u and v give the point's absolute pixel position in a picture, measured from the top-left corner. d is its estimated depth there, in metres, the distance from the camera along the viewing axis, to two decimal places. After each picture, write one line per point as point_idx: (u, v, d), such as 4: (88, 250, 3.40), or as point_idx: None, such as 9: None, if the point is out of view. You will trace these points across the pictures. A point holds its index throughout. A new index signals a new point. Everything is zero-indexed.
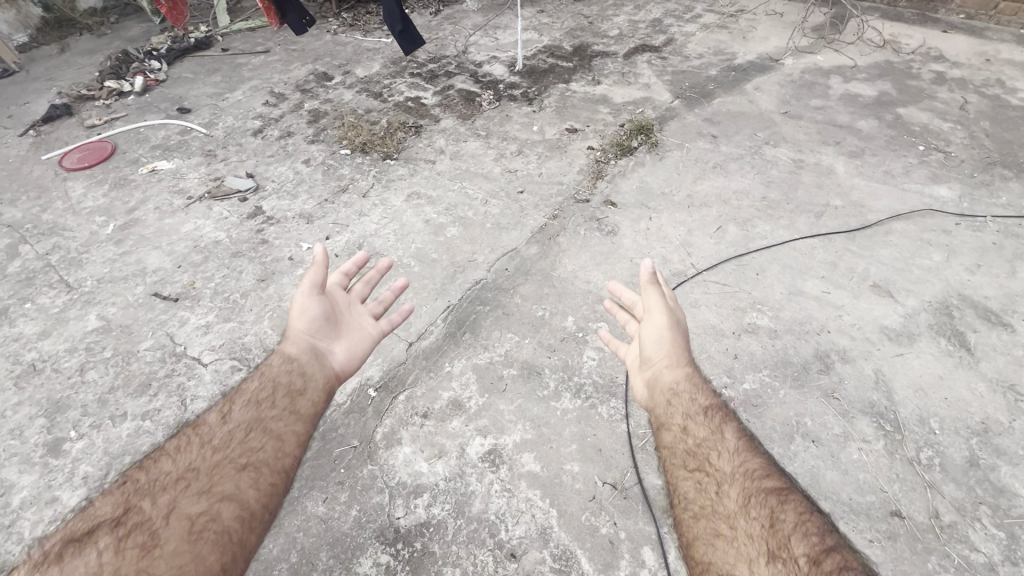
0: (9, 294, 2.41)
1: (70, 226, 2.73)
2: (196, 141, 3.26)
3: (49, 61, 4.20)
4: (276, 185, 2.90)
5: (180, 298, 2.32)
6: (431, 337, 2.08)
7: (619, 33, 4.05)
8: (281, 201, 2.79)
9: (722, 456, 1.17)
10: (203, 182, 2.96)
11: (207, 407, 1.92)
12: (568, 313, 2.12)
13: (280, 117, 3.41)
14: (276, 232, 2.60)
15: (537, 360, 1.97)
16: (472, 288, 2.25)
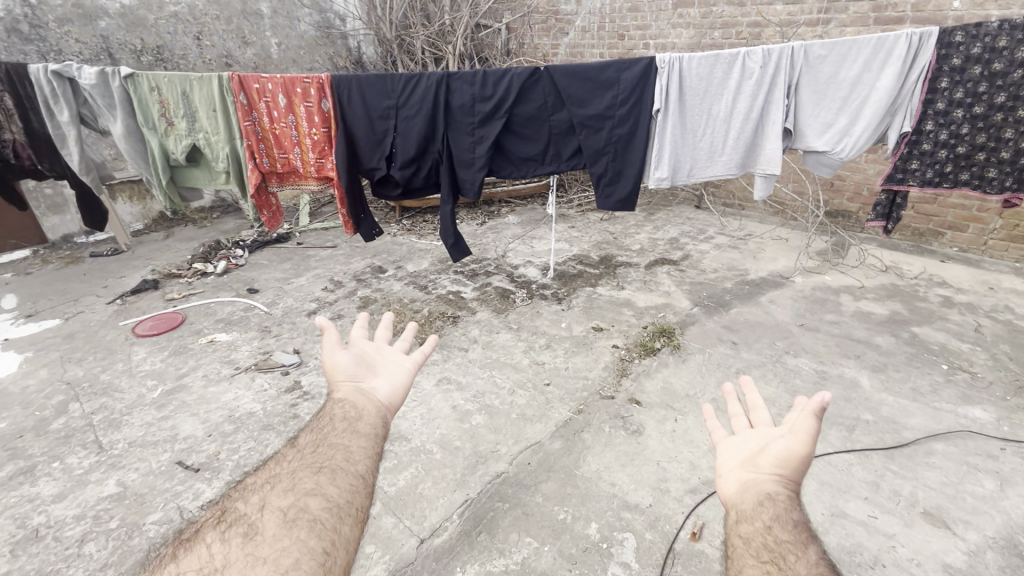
0: (43, 451, 2.47)
1: (122, 387, 2.91)
2: (256, 318, 3.61)
3: (153, 244, 4.98)
4: (318, 362, 3.11)
5: (201, 468, 2.33)
6: (444, 535, 1.96)
7: (641, 247, 4.59)
8: (320, 377, 2.95)
9: (793, 556, 0.83)
10: (253, 354, 3.20)
11: None
12: (591, 518, 2.00)
13: (334, 301, 3.80)
14: (309, 407, 2.70)
15: (556, 573, 1.80)
16: (492, 481, 2.19)
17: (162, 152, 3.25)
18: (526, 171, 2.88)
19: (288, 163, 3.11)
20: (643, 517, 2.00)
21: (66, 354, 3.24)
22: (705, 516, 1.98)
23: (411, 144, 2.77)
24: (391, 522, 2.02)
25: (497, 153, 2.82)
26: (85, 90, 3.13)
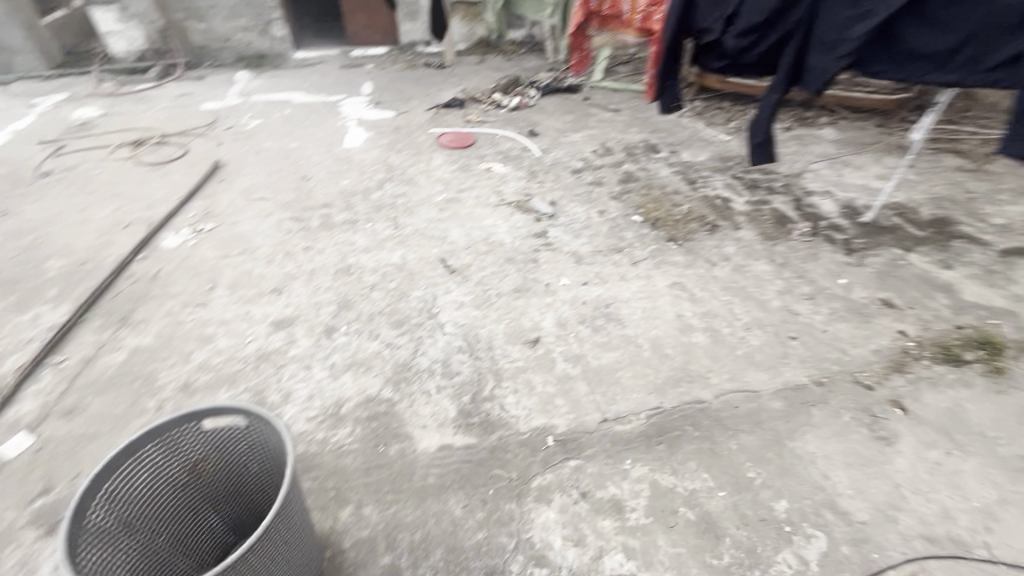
0: (364, 212, 3.22)
1: (420, 184, 3.52)
2: (528, 160, 3.85)
3: (469, 66, 5.52)
4: (568, 220, 3.21)
5: (456, 272, 2.76)
6: (627, 426, 1.95)
7: (1011, 223, 3.25)
8: (565, 235, 3.07)
9: None
10: (517, 192, 3.47)
11: (428, 366, 2.16)
12: (784, 495, 1.75)
13: (599, 167, 3.77)
14: (548, 258, 2.87)
15: (723, 522, 1.66)
16: (689, 405, 2.05)
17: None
18: (914, 73, 2.16)
19: (615, 6, 2.93)
20: (847, 528, 1.68)
21: (392, 144, 4.01)
22: (932, 572, 1.59)
23: (765, 8, 2.29)
24: (584, 390, 2.08)
25: (880, 39, 2.16)
26: None
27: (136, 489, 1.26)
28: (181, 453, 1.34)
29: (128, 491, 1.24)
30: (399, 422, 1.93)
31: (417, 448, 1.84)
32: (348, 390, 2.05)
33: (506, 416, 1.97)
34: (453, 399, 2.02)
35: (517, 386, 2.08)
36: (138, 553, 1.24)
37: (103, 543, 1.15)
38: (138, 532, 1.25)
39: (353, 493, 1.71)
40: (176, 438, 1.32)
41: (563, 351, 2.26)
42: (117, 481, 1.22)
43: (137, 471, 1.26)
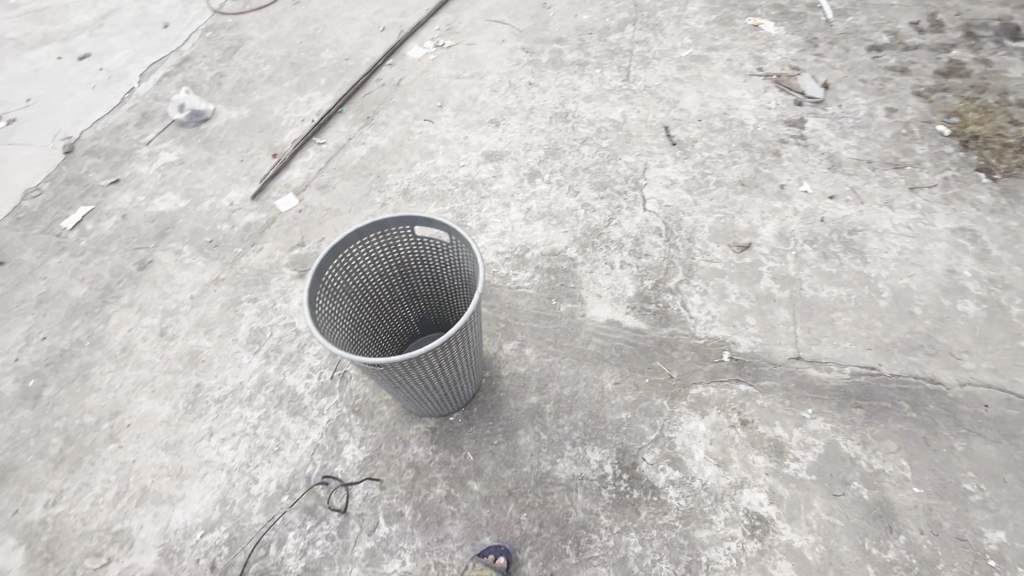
0: (596, 54, 2.85)
1: (666, 31, 2.93)
2: (815, 19, 2.84)
3: None
4: (843, 112, 2.40)
5: (678, 145, 2.33)
6: (824, 374, 1.64)
7: None
8: (829, 130, 2.34)
9: None
10: (783, 61, 2.66)
11: (619, 238, 2.04)
12: (1004, 527, 1.36)
13: (914, 44, 2.62)
14: (795, 155, 2.25)
15: (904, 520, 1.39)
16: (915, 379, 1.61)
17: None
18: None
19: None
20: None
21: None
22: None
23: None
24: (785, 318, 1.77)
25: None
26: None
27: (359, 267, 1.47)
28: (395, 247, 1.51)
29: (354, 266, 1.46)
30: (576, 284, 1.93)
31: (587, 314, 1.84)
32: (537, 238, 2.07)
33: (685, 315, 1.81)
34: (636, 279, 1.91)
35: (707, 289, 1.87)
36: (355, 316, 1.51)
37: (334, 302, 1.41)
38: (357, 300, 1.50)
39: (519, 331, 1.82)
40: (393, 234, 1.47)
41: (774, 268, 1.90)
42: (348, 256, 1.43)
43: (362, 252, 1.45)
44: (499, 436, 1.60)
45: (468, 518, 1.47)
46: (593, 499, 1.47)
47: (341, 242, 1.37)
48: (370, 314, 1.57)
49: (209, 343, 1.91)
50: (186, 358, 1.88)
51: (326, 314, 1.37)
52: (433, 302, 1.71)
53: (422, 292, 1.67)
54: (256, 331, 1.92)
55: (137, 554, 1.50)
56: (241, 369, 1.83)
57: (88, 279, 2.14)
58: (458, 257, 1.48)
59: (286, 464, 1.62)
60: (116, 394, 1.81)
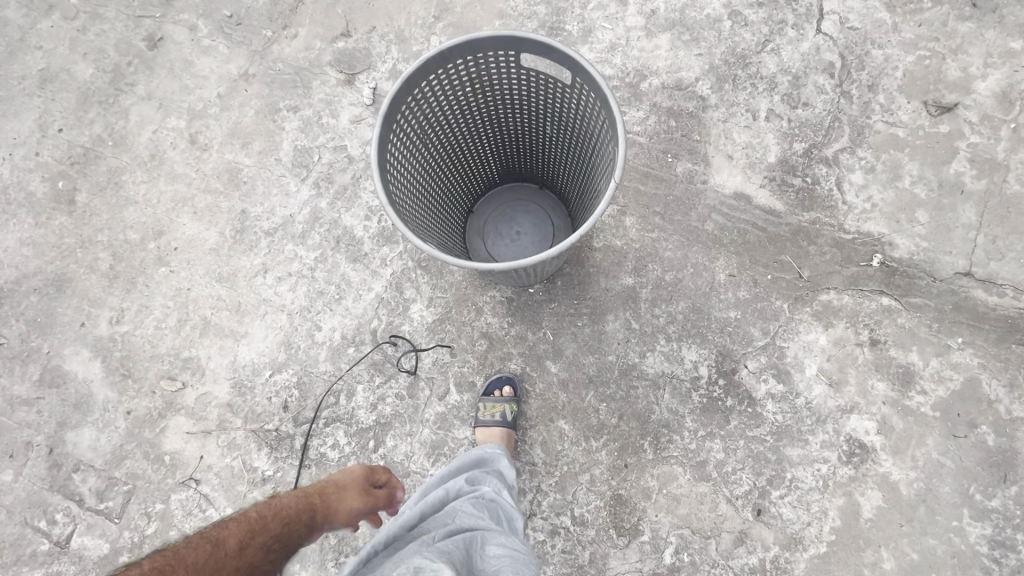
0: None
1: None
2: None
3: None
4: None
5: None
6: (994, 300, 1.33)
7: None
8: None
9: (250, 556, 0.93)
10: None
11: (772, 74, 1.49)
12: None
13: None
14: None
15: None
16: None
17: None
18: None
19: None
20: None
21: None
22: None
23: None
24: (968, 219, 1.38)
25: None
26: None
27: (436, 105, 1.08)
28: (482, 77, 1.08)
29: (429, 104, 1.07)
30: (702, 136, 1.48)
31: (709, 182, 1.45)
32: (659, 61, 1.53)
33: (837, 199, 1.41)
34: (782, 139, 1.46)
35: (875, 165, 1.42)
36: (431, 170, 1.18)
37: (407, 154, 1.07)
38: (432, 148, 1.15)
39: (620, 194, 1.47)
40: (483, 60, 1.04)
41: (978, 146, 1.40)
42: (423, 91, 1.03)
43: (440, 85, 1.05)
44: (585, 318, 1.42)
45: (543, 399, 1.40)
46: (680, 401, 1.36)
47: (414, 72, 0.97)
48: (446, 165, 1.24)
49: (249, 160, 1.62)
50: (225, 177, 1.62)
51: (399, 172, 1.05)
52: (521, 148, 1.33)
53: (509, 136, 1.29)
54: (301, 152, 1.60)
55: (211, 383, 1.50)
56: (289, 199, 1.58)
57: (91, 56, 1.73)
58: (571, 100, 1.06)
59: (349, 315, 1.50)
60: (156, 211, 1.62)
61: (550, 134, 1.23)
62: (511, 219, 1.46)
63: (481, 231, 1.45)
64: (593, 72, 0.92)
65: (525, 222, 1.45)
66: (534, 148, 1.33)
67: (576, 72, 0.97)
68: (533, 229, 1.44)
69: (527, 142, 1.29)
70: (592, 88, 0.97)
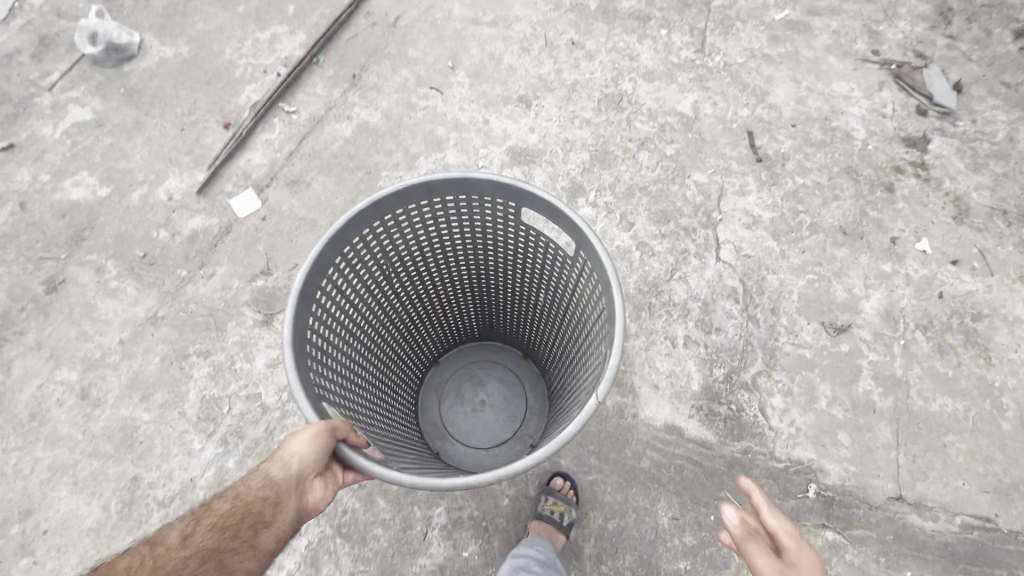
0: (661, 6, 2.12)
1: None
2: None
3: None
4: (974, 136, 1.87)
5: (765, 165, 1.80)
6: (931, 525, 1.34)
7: None
8: (953, 163, 1.82)
9: None
10: (903, 49, 2.04)
11: (683, 301, 1.59)
12: None
13: None
14: (911, 195, 1.76)
15: None
16: None
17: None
18: None
19: None
20: None
21: None
22: None
23: None
24: (886, 439, 1.43)
25: None
26: None
27: (419, 224, 1.23)
28: (478, 215, 1.23)
29: (411, 221, 1.21)
30: (627, 366, 1.50)
31: (639, 415, 1.44)
32: None
33: (763, 425, 1.43)
34: (704, 366, 1.50)
35: (793, 388, 1.48)
36: (374, 292, 1.28)
37: (356, 268, 1.17)
38: (389, 265, 1.27)
39: None
40: (481, 198, 1.17)
41: (878, 365, 1.51)
42: (419, 205, 1.17)
43: (434, 208, 1.20)
44: None
45: None
46: None
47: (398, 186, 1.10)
48: (402, 286, 1.34)
49: (147, 414, 1.47)
50: (117, 439, 1.45)
51: (334, 290, 1.12)
52: (508, 301, 1.48)
53: (491, 269, 1.41)
54: (209, 402, 1.48)
55: None
56: (190, 459, 1.42)
57: None
58: (565, 260, 1.19)
59: None
60: (26, 485, 1.40)
61: (543, 294, 1.36)
62: (479, 385, 1.55)
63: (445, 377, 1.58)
64: (590, 237, 1.02)
65: (495, 390, 1.54)
66: (522, 310, 1.47)
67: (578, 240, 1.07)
68: (503, 401, 1.52)
69: (512, 280, 1.41)
70: (588, 255, 1.08)
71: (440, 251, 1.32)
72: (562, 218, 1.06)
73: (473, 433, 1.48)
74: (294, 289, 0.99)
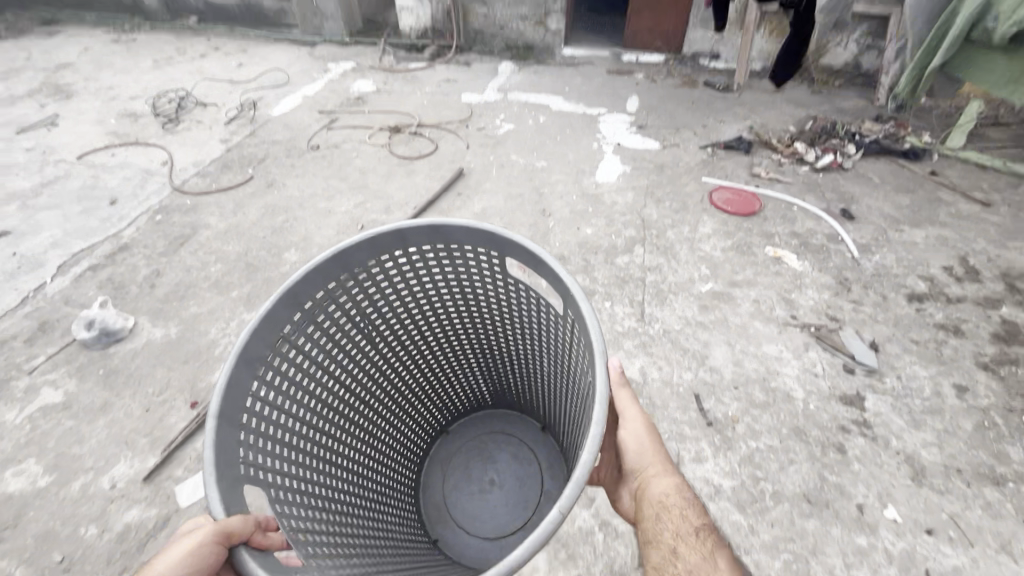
0: (603, 283, 2.47)
1: (679, 258, 2.61)
2: (839, 267, 2.57)
3: (760, 92, 4.28)
4: (904, 391, 2.01)
5: (717, 429, 1.87)
6: None
7: None
8: (893, 418, 1.92)
9: None
10: (817, 313, 2.34)
11: None
12: None
13: (953, 304, 2.39)
14: (864, 454, 1.80)
15: None
16: None
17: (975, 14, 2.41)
18: None
19: None
20: None
21: (651, 186, 3.15)
22: None
23: None
24: None
25: None
26: None
27: (417, 267, 1.39)
28: (471, 261, 1.37)
29: (405, 264, 1.38)
30: None
31: None
32: None
33: None
34: None
35: None
36: (359, 343, 1.43)
37: (343, 313, 1.35)
38: (379, 313, 1.44)
39: None
40: (461, 245, 1.32)
41: None
42: (416, 249, 1.34)
43: (429, 253, 1.37)
44: None
45: None
46: None
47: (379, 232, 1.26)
48: (394, 338, 1.52)
49: None
50: None
51: (309, 339, 1.27)
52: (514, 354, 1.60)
53: (482, 319, 1.57)
54: None
55: None
56: None
57: None
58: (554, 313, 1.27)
59: None
60: None
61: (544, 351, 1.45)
62: (490, 466, 1.67)
63: (455, 441, 1.76)
64: (570, 285, 1.06)
65: (507, 467, 1.65)
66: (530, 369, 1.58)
67: (565, 298, 1.11)
68: (515, 484, 1.60)
69: (505, 330, 1.56)
70: (575, 313, 1.10)
71: (431, 296, 1.49)
72: (545, 266, 1.12)
73: (481, 517, 1.56)
74: (233, 352, 1.06)
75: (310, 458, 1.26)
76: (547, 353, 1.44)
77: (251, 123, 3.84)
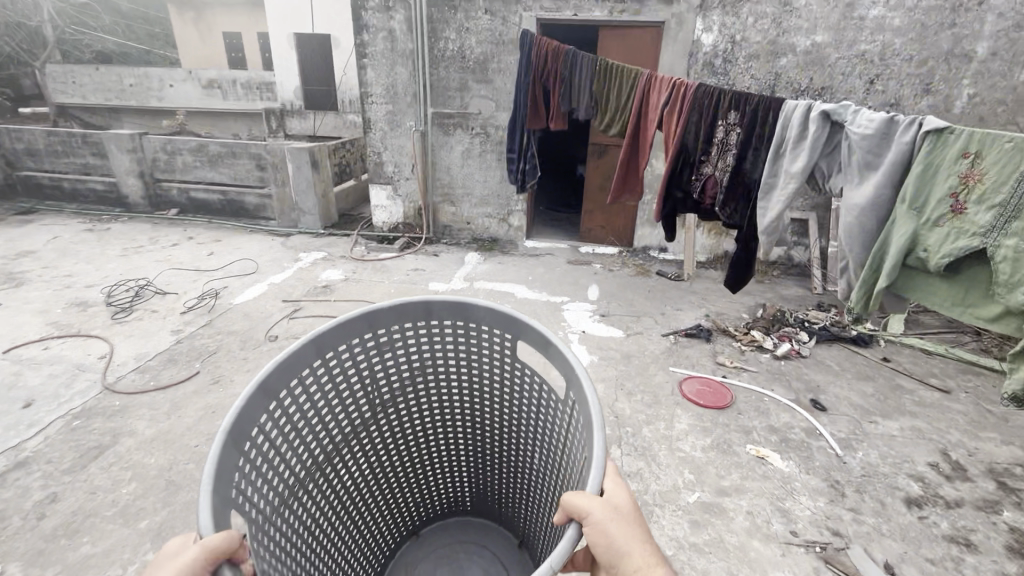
0: None
1: (659, 461, 2.43)
2: (827, 468, 2.43)
3: (709, 281, 4.61)
4: None
5: None
6: None
7: None
8: None
9: None
10: (818, 525, 2.11)
11: None
12: None
13: (953, 507, 2.23)
14: None
15: None
16: None
17: (906, 248, 2.01)
18: None
19: None
20: None
21: (620, 377, 3.10)
22: None
23: None
24: None
25: None
26: (846, 141, 2.19)
27: (427, 343, 1.57)
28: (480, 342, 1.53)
29: (419, 339, 1.55)
30: None
31: None
32: None
33: None
34: None
35: None
36: (361, 409, 1.53)
37: (355, 375, 1.48)
38: (385, 383, 1.57)
39: None
40: (476, 325, 1.50)
41: None
42: (432, 324, 1.53)
43: (443, 330, 1.55)
44: None
45: None
46: None
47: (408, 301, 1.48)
48: (390, 414, 1.61)
49: None
50: None
51: (323, 387, 1.39)
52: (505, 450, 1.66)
53: (481, 408, 1.67)
54: None
55: None
56: None
57: None
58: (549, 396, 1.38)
59: None
60: None
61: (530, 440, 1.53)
62: (458, 574, 1.60)
63: (423, 547, 1.71)
64: (569, 359, 1.19)
65: None
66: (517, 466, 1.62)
67: (569, 382, 1.21)
68: None
69: (500, 423, 1.65)
70: (575, 395, 1.20)
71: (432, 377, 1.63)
72: (552, 349, 1.26)
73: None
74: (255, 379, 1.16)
75: (294, 508, 1.28)
76: (534, 445, 1.51)
77: (210, 312, 3.75)
